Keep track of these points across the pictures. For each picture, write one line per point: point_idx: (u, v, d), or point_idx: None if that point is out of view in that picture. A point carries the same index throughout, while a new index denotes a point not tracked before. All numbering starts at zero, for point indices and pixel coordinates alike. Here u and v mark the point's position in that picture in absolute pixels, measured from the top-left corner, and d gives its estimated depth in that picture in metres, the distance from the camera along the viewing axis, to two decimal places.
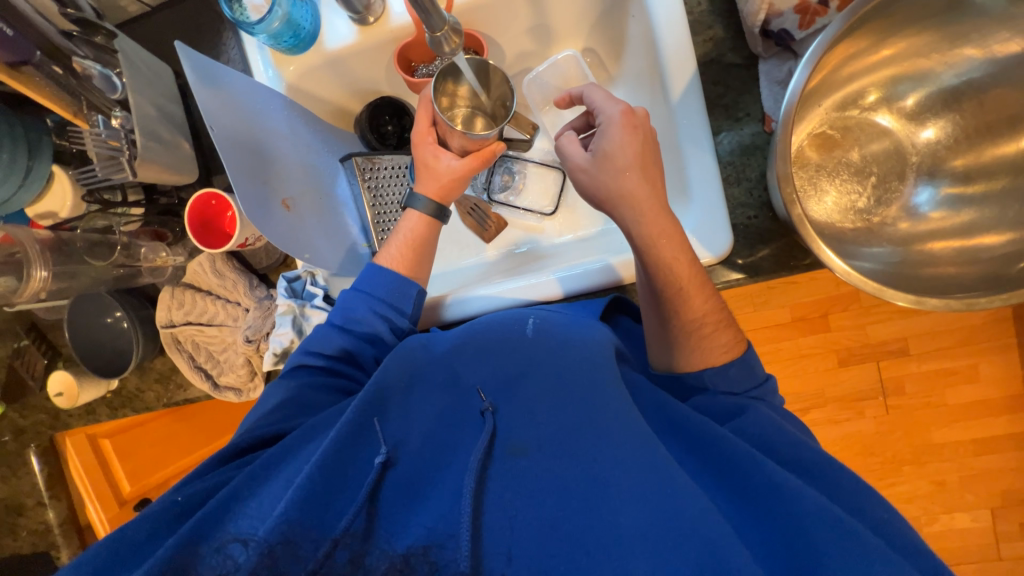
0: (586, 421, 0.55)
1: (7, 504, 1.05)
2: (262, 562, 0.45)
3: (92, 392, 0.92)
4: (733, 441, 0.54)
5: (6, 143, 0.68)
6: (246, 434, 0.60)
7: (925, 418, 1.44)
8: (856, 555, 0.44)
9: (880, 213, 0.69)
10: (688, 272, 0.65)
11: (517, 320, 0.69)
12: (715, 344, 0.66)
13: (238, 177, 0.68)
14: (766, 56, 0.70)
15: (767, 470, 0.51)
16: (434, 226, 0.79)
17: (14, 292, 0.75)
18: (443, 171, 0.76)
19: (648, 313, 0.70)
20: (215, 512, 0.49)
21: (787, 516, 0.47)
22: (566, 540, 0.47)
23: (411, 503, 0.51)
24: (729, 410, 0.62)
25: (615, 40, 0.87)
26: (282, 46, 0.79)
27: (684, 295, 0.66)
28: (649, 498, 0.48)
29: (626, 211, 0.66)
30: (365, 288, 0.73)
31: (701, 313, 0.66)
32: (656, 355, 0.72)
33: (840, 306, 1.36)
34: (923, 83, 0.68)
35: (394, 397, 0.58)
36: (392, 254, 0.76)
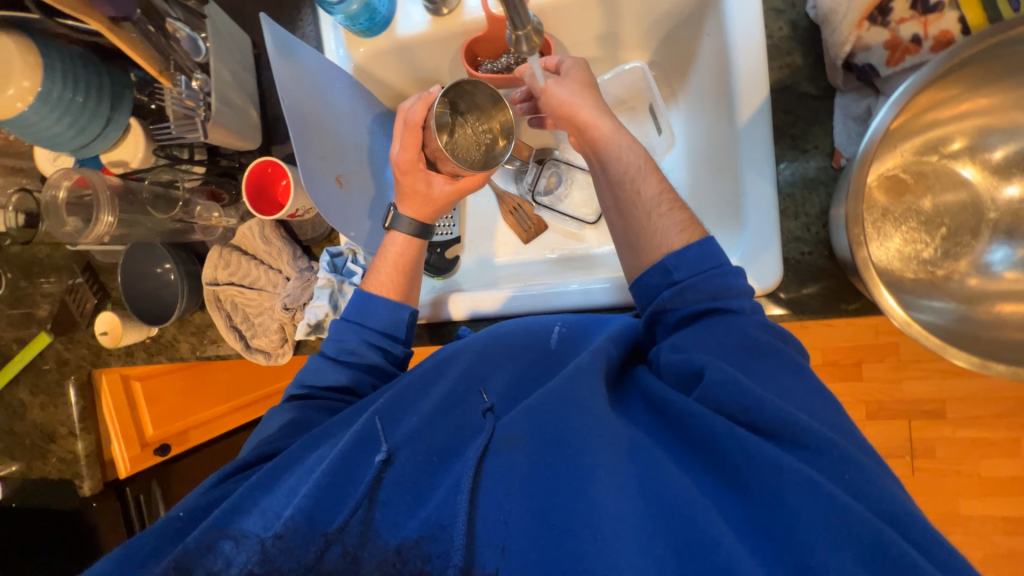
0: (563, 405, 0.54)
1: (41, 430, 1.10)
2: (257, 560, 0.49)
3: (133, 335, 0.97)
4: (707, 417, 0.50)
5: (93, 92, 0.71)
6: (253, 451, 0.63)
7: (955, 487, 1.36)
8: (838, 522, 0.42)
9: (945, 266, 0.65)
10: (635, 161, 0.70)
11: (543, 327, 0.69)
12: (673, 221, 0.66)
13: (300, 149, 0.70)
14: (844, 89, 0.67)
15: (743, 442, 0.47)
16: (419, 245, 0.79)
17: (80, 233, 0.78)
18: (434, 194, 0.76)
19: (613, 220, 0.73)
20: (226, 515, 0.52)
21: (773, 504, 0.44)
22: (553, 529, 0.47)
23: (416, 501, 0.53)
24: (691, 376, 0.55)
25: (683, 56, 0.85)
26: (356, 28, 0.80)
27: (637, 180, 0.70)
28: (632, 488, 0.48)
29: (587, 108, 0.73)
30: (356, 319, 0.73)
31: (656, 195, 0.68)
32: (628, 262, 0.70)
33: (875, 357, 1.30)
34: (1015, 137, 0.64)
35: (407, 400, 0.60)
36: (381, 280, 0.76)
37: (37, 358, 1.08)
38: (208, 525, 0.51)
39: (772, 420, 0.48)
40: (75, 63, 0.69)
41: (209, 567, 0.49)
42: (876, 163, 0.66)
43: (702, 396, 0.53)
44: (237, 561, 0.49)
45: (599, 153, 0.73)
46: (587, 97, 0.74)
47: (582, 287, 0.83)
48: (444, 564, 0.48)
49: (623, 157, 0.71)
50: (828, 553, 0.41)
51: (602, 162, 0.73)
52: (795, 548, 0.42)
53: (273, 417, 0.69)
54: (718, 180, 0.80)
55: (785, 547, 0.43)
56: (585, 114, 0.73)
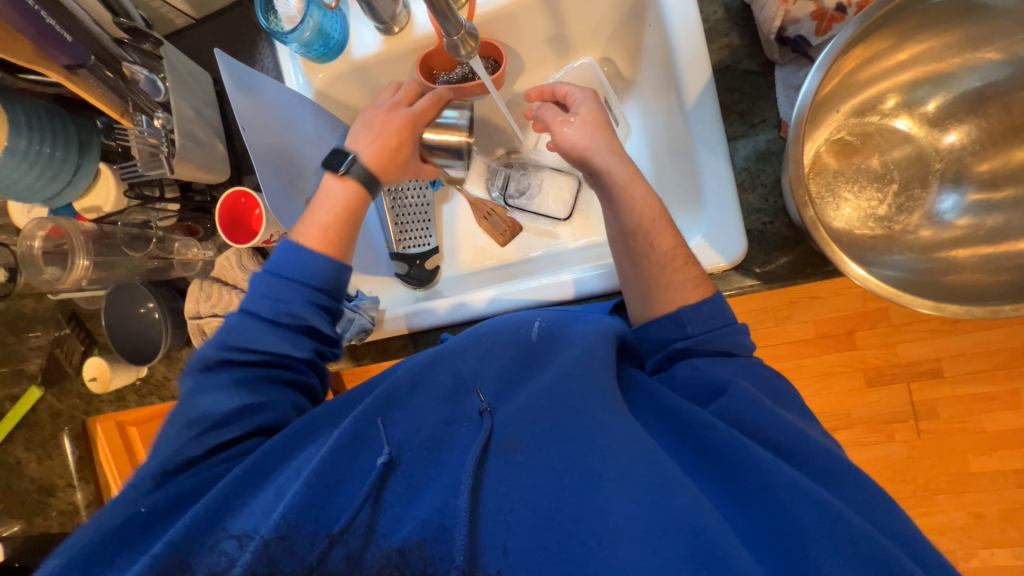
0: (577, 416, 0.56)
1: (40, 485, 1.10)
2: (258, 558, 0.49)
3: (123, 378, 0.97)
4: (719, 428, 0.54)
5: (57, 141, 0.72)
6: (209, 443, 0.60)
7: (960, 445, 1.36)
8: (841, 536, 0.45)
9: (901, 221, 0.67)
10: (652, 209, 0.71)
11: (523, 322, 0.68)
12: (686, 277, 0.68)
13: (266, 178, 0.73)
14: (782, 62, 0.69)
15: (756, 458, 0.50)
16: (360, 203, 0.75)
17: (59, 279, 0.81)
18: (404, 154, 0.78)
19: (624, 265, 0.74)
20: (214, 511, 0.52)
21: (775, 503, 0.48)
22: (561, 533, 0.49)
23: (408, 499, 0.54)
24: (710, 389, 0.59)
25: (631, 49, 0.88)
26: (312, 54, 0.83)
27: (651, 233, 0.71)
28: (640, 490, 0.50)
29: (602, 154, 0.75)
30: (279, 271, 0.66)
31: (670, 249, 0.69)
32: (630, 293, 0.73)
33: (866, 324, 1.31)
34: (944, 87, 0.67)
35: (399, 395, 0.59)
36: (315, 232, 0.71)
37: (30, 414, 1.08)
38: (195, 520, 0.51)
39: (789, 440, 0.53)
40: (40, 115, 0.71)
41: (213, 566, 0.49)
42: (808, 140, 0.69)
43: (717, 409, 0.57)
44: (240, 560, 0.48)
45: (613, 199, 0.73)
46: (601, 145, 0.75)
47: (557, 281, 0.85)
48: (448, 564, 0.50)
49: (638, 208, 0.72)
50: (831, 562, 0.44)
51: (614, 209, 0.73)
52: (798, 558, 0.45)
53: (208, 388, 0.62)
54: (677, 164, 0.81)
55: (788, 554, 0.46)
56: (600, 160, 0.75)
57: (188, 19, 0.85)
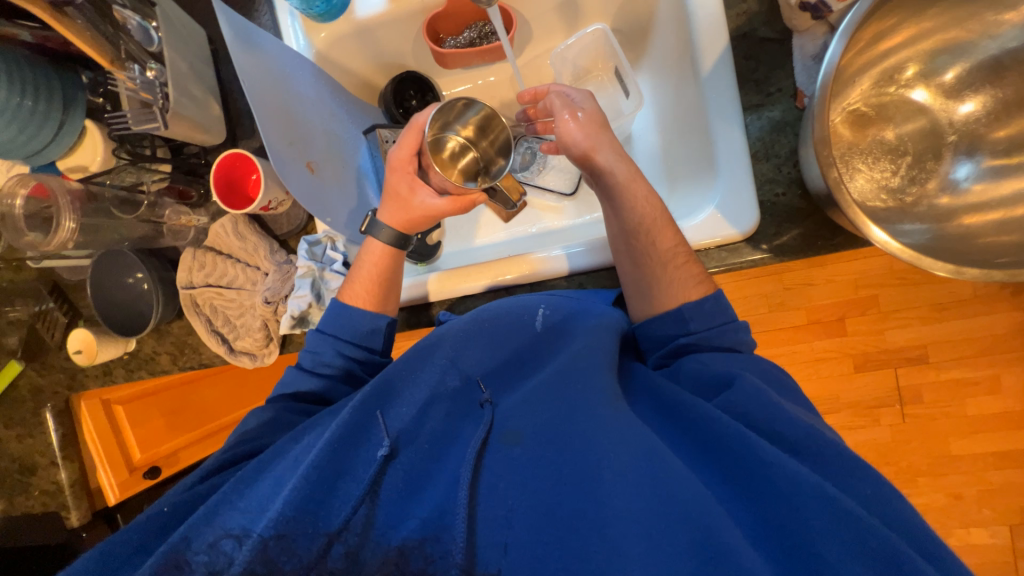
0: (575, 412, 0.55)
1: (21, 463, 1.05)
2: (256, 558, 0.46)
3: (110, 351, 0.93)
4: (723, 420, 0.52)
5: (41, 94, 0.68)
6: (229, 450, 0.62)
7: (943, 428, 1.39)
8: (847, 530, 0.43)
9: (913, 192, 0.67)
10: (654, 206, 0.70)
11: (527, 308, 0.68)
12: (688, 274, 0.68)
13: (268, 134, 0.68)
14: (800, 30, 0.68)
15: (760, 450, 0.48)
16: (396, 256, 0.76)
17: (43, 242, 0.76)
18: (415, 205, 0.75)
19: (624, 264, 0.72)
20: (202, 518, 0.50)
21: (781, 498, 0.45)
22: (559, 526, 0.48)
23: (407, 496, 0.53)
24: (719, 383, 0.58)
25: (643, 20, 0.87)
26: (311, 12, 0.79)
27: (652, 231, 0.70)
28: (637, 481, 0.48)
29: (606, 152, 0.74)
30: (331, 331, 0.72)
31: (672, 247, 0.69)
32: (635, 289, 0.71)
33: (857, 311, 1.34)
34: (964, 57, 0.67)
35: (398, 387, 0.60)
36: (356, 291, 0.74)
37: (9, 390, 1.03)
38: (193, 522, 0.49)
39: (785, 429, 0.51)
40: (21, 65, 0.67)
41: (211, 566, 0.47)
42: (841, 99, 0.69)
43: (721, 402, 0.56)
44: (237, 558, 0.46)
45: (615, 198, 0.72)
46: (605, 143, 0.75)
47: (554, 254, 0.82)
48: (447, 564, 0.49)
49: (639, 208, 0.71)
50: (837, 557, 0.42)
51: (617, 207, 0.72)
52: (804, 552, 0.43)
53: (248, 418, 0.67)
54: (689, 137, 0.80)
55: (793, 551, 0.43)
56: (604, 158, 0.74)
57: None
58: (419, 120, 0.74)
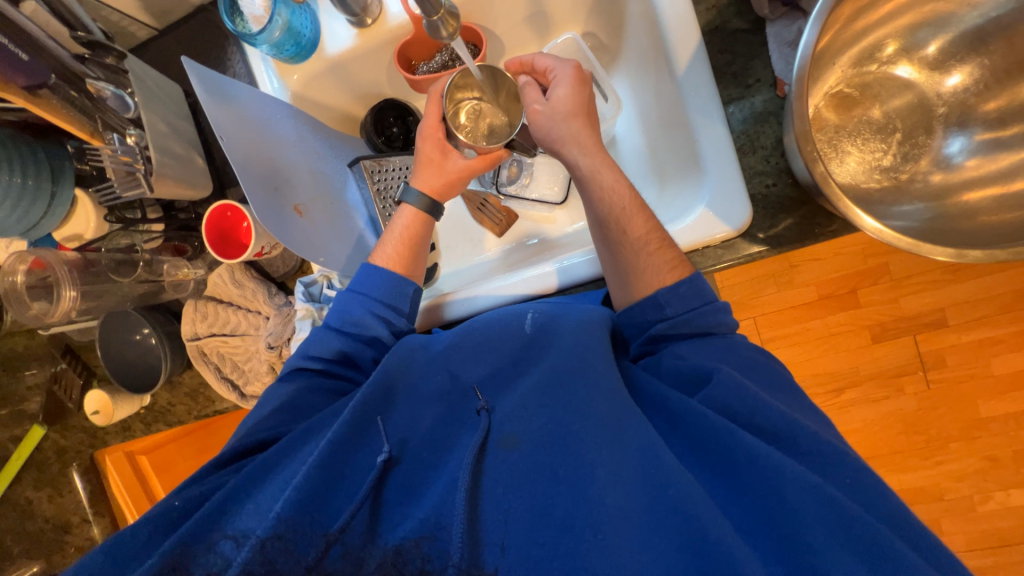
0: (563, 417, 0.54)
1: (55, 523, 1.07)
2: (255, 559, 0.46)
3: (126, 409, 0.96)
4: (707, 414, 0.51)
5: (30, 170, 0.70)
6: (242, 438, 0.60)
7: (970, 391, 1.35)
8: (836, 522, 0.43)
9: (907, 169, 0.67)
10: (627, 195, 0.68)
11: (516, 315, 0.65)
12: (661, 261, 0.64)
13: (250, 185, 0.68)
14: (773, 18, 0.67)
15: (749, 443, 0.48)
16: (429, 222, 0.78)
17: (47, 314, 0.78)
18: (450, 168, 0.77)
19: (605, 258, 0.70)
20: (216, 510, 0.50)
21: (768, 489, 0.46)
22: (552, 527, 0.48)
23: (405, 499, 0.54)
24: (696, 376, 0.56)
25: (614, 21, 0.85)
26: (284, 55, 0.80)
27: (623, 220, 0.67)
28: (634, 482, 0.49)
29: (573, 149, 0.71)
30: (359, 290, 0.71)
31: (643, 235, 0.66)
32: (617, 291, 0.69)
33: (868, 281, 1.32)
34: (945, 28, 0.66)
35: (398, 394, 0.60)
36: (387, 253, 0.75)
37: (33, 454, 1.05)
38: (199, 519, 0.49)
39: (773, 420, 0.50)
40: (5, 145, 0.68)
41: (210, 567, 0.47)
42: (818, 83, 0.67)
43: (705, 398, 0.54)
44: (236, 560, 0.46)
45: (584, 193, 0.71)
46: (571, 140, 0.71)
47: (538, 272, 0.80)
48: (445, 563, 0.49)
49: (609, 198, 0.69)
50: (826, 549, 0.42)
51: (589, 202, 0.70)
52: (794, 542, 0.44)
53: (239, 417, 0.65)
54: (674, 134, 0.79)
55: (783, 539, 0.44)
56: (569, 155, 0.71)
57: (150, 30, 0.82)
58: (437, 88, 0.74)
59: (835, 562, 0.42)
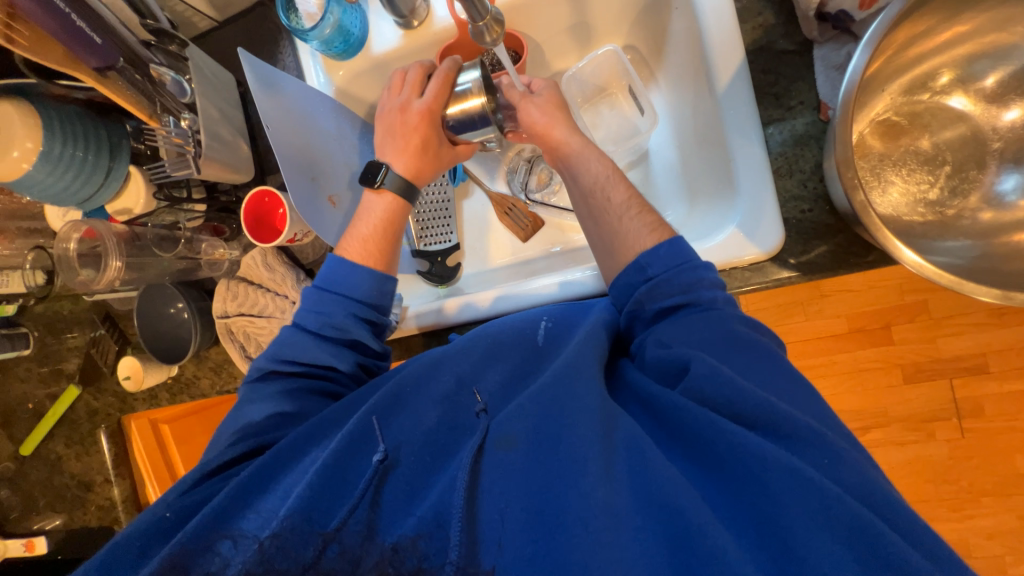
0: (551, 407, 0.54)
1: (80, 480, 1.12)
2: (254, 560, 0.49)
3: (156, 376, 1.00)
4: (689, 408, 0.50)
5: (91, 146, 0.74)
6: (231, 448, 0.61)
7: (1010, 443, 1.27)
8: (816, 502, 0.43)
9: (955, 205, 0.64)
10: (605, 166, 0.72)
11: (529, 321, 0.67)
12: (641, 224, 0.66)
13: (289, 175, 0.71)
14: (822, 40, 0.66)
15: (729, 434, 0.47)
16: (402, 206, 0.78)
17: (93, 281, 0.83)
18: (440, 157, 0.79)
19: (590, 229, 0.72)
20: (208, 522, 0.51)
21: (752, 483, 0.45)
22: (544, 523, 0.48)
23: (411, 498, 0.54)
24: (675, 369, 0.55)
25: (657, 35, 0.85)
26: (332, 52, 0.83)
27: (606, 188, 0.71)
28: (622, 480, 0.49)
29: (562, 129, 0.75)
30: (340, 291, 0.70)
31: (624, 200, 0.69)
32: (607, 265, 0.70)
33: (904, 318, 1.25)
34: (1006, 60, 0.63)
35: (404, 398, 0.60)
36: (359, 243, 0.74)
37: (67, 412, 1.11)
38: (195, 528, 0.50)
39: (793, 427, 0.47)
40: (72, 119, 0.72)
41: (208, 568, 0.49)
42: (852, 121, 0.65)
43: (685, 389, 0.53)
44: (235, 561, 0.49)
45: (569, 168, 0.75)
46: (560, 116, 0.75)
47: (560, 280, 0.81)
48: (442, 561, 0.48)
49: (592, 169, 0.73)
50: (808, 538, 0.42)
51: (574, 174, 0.75)
52: (777, 534, 0.43)
53: (258, 396, 0.67)
54: (709, 152, 0.79)
55: (766, 529, 0.44)
56: (559, 134, 0.75)
57: (212, 22, 0.87)
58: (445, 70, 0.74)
59: (816, 554, 0.41)
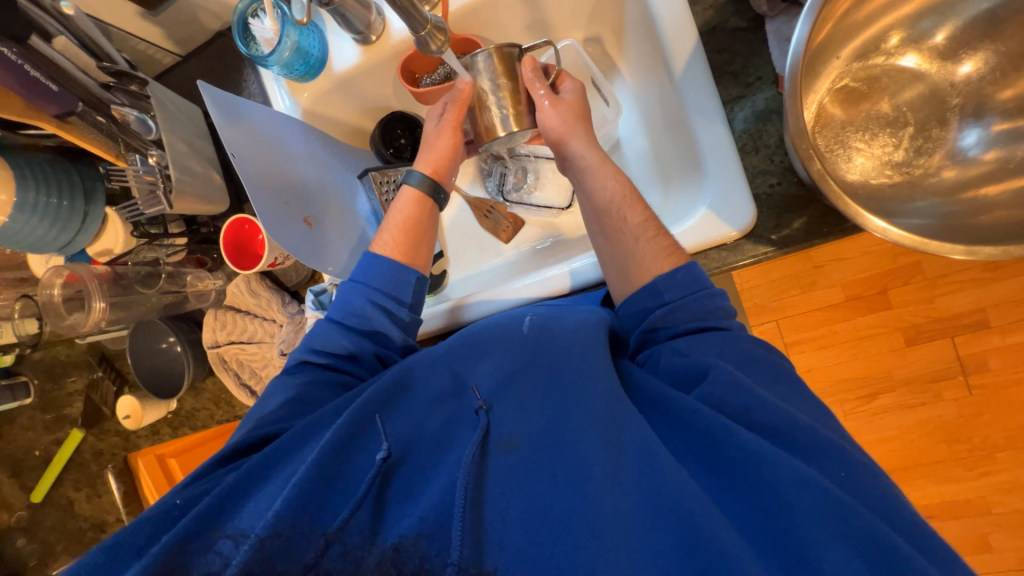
0: (557, 417, 0.54)
1: (93, 521, 1.13)
2: (254, 559, 0.46)
3: (155, 413, 1.01)
4: (703, 411, 0.49)
5: (65, 192, 0.75)
6: (251, 432, 0.61)
7: (1017, 397, 1.26)
8: (830, 512, 0.42)
9: (921, 164, 0.64)
10: (622, 185, 0.71)
11: (513, 319, 0.65)
12: (657, 247, 0.66)
13: (261, 202, 0.72)
14: (773, 14, 0.65)
15: (742, 439, 0.46)
16: (426, 204, 0.77)
17: (80, 325, 0.84)
18: (441, 139, 0.77)
19: (600, 246, 0.72)
20: (205, 517, 0.49)
21: (764, 484, 0.44)
22: (549, 523, 0.49)
23: (411, 496, 0.54)
24: (691, 374, 0.55)
25: (614, 25, 0.86)
26: (295, 74, 0.83)
27: (622, 208, 0.70)
28: (629, 482, 0.49)
29: (579, 140, 0.74)
30: (361, 279, 0.71)
31: (640, 223, 0.68)
32: (615, 282, 0.70)
33: (899, 281, 1.26)
34: (953, 15, 0.63)
35: (401, 394, 0.60)
36: (386, 240, 0.74)
37: (74, 455, 1.12)
38: (197, 518, 0.49)
39: (774, 421, 0.48)
40: (44, 168, 0.73)
41: (208, 568, 0.47)
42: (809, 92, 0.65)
43: (702, 394, 0.52)
44: (234, 560, 0.46)
45: (582, 182, 0.74)
46: (579, 130, 0.74)
47: (542, 278, 0.80)
48: (444, 560, 0.48)
49: (608, 187, 0.72)
50: (823, 547, 0.41)
51: (586, 191, 0.73)
52: (786, 536, 0.42)
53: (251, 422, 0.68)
54: (676, 136, 0.79)
55: (775, 532, 0.43)
56: (576, 146, 0.74)
57: (175, 57, 0.88)
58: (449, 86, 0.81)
59: (830, 557, 0.40)
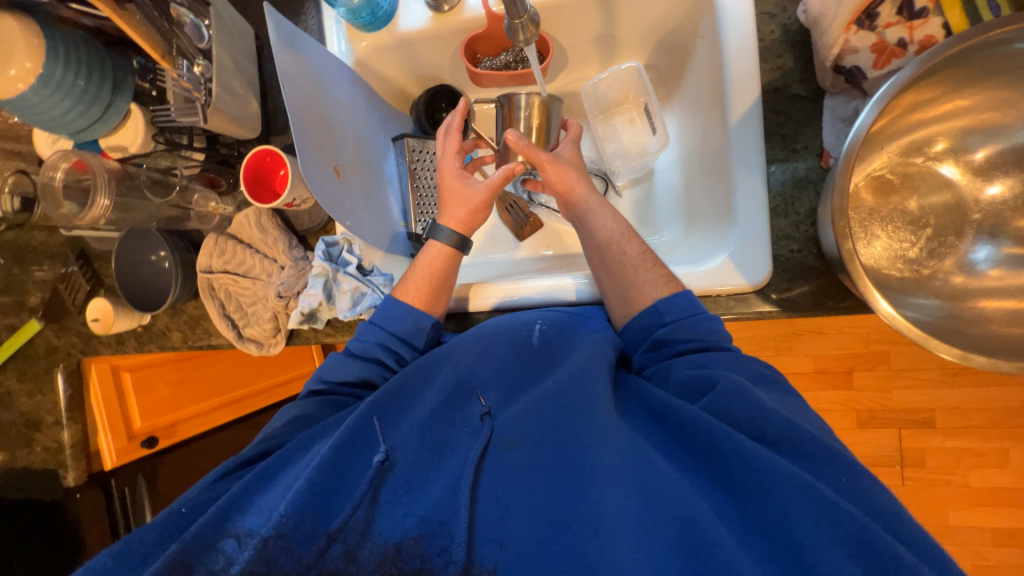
0: (563, 421, 0.56)
1: (28, 418, 1.03)
2: (256, 557, 0.48)
3: (126, 322, 0.95)
4: (706, 420, 0.52)
5: (95, 79, 0.71)
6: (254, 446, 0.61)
7: (942, 496, 1.34)
8: (824, 515, 0.43)
9: (931, 265, 0.68)
10: (617, 225, 0.76)
11: (524, 324, 0.68)
12: (656, 275, 0.69)
13: (302, 138, 0.70)
14: (833, 91, 0.69)
15: (744, 449, 0.48)
16: (455, 258, 0.77)
17: (76, 216, 0.80)
18: (473, 195, 0.78)
19: (601, 278, 0.74)
20: (217, 518, 0.50)
21: (763, 500, 0.46)
22: (550, 523, 0.49)
23: (408, 496, 0.53)
24: (702, 384, 0.57)
25: (677, 61, 0.88)
26: (358, 22, 0.82)
27: (621, 243, 0.74)
28: (629, 484, 0.49)
29: (583, 189, 0.79)
30: (379, 322, 0.71)
31: (639, 254, 0.72)
32: (616, 311, 0.72)
33: (866, 365, 1.32)
34: (996, 138, 0.68)
35: (404, 399, 0.61)
36: (408, 287, 0.74)
37: (26, 345, 1.03)
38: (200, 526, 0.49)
39: None
40: (78, 46, 0.69)
41: (210, 567, 0.48)
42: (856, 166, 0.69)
43: (709, 402, 0.55)
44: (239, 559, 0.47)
45: (584, 223, 0.79)
46: (578, 179, 0.80)
47: (553, 282, 0.80)
48: (445, 561, 0.49)
49: (608, 225, 0.76)
50: (814, 541, 0.43)
51: (588, 230, 0.78)
52: (786, 544, 0.44)
53: None
54: (712, 181, 0.81)
55: (777, 538, 0.44)
56: (580, 191, 0.79)
57: None
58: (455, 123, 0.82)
59: (824, 560, 0.42)
